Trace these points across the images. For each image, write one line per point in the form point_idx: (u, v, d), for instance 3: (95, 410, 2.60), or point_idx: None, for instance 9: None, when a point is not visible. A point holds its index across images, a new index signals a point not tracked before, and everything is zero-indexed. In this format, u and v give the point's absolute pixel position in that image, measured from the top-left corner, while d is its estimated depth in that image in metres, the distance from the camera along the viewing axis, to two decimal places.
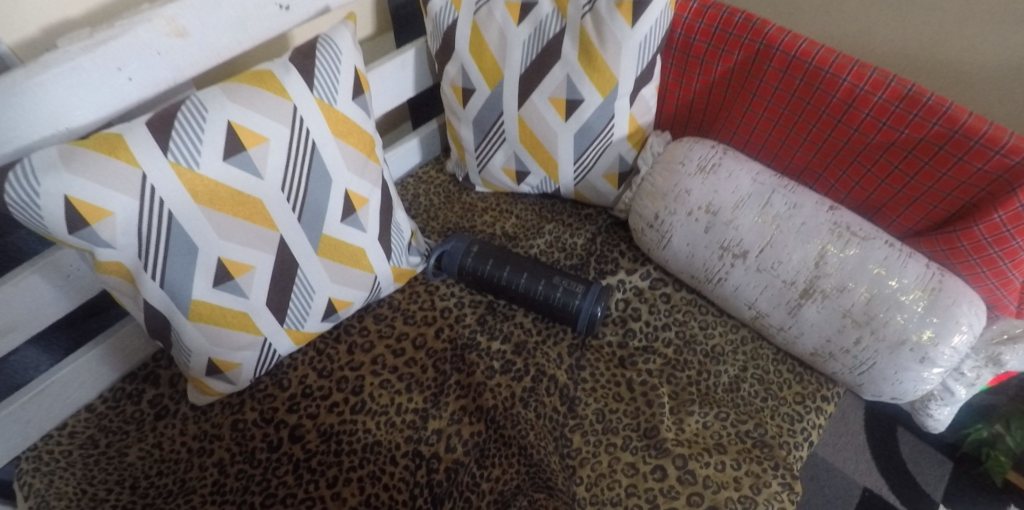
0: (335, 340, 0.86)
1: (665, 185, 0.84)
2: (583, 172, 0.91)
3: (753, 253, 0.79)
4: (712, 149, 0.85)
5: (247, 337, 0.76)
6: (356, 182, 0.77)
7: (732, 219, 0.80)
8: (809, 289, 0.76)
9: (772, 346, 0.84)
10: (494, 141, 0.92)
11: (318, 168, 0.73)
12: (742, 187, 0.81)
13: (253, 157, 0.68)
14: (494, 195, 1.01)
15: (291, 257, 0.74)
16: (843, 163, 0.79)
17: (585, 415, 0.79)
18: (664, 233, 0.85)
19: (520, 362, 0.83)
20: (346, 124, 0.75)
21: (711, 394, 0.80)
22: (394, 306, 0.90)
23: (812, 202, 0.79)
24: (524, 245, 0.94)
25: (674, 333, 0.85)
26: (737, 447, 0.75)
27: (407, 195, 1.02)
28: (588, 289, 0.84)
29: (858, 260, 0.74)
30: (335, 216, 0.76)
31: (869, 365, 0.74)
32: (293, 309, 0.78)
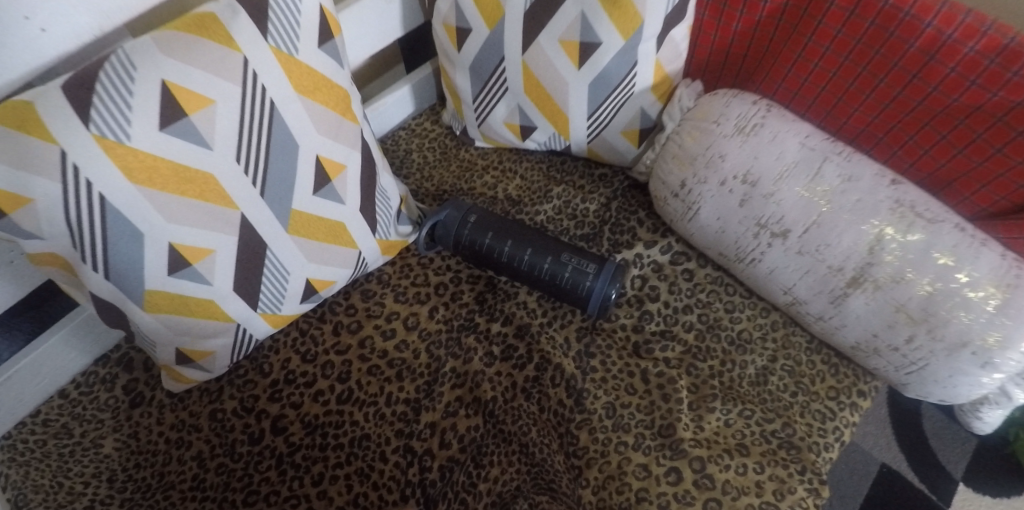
0: (319, 320, 0.78)
1: (696, 148, 0.72)
2: (598, 128, 0.78)
3: (795, 232, 0.68)
4: (753, 105, 0.71)
5: (216, 325, 0.68)
6: (329, 147, 0.66)
7: (774, 192, 0.68)
8: (858, 277, 0.65)
9: (806, 333, 0.75)
10: (495, 90, 0.78)
11: (281, 133, 0.61)
12: (788, 153, 0.68)
13: (197, 124, 0.56)
14: (496, 150, 0.89)
15: (258, 238, 0.64)
16: (912, 127, 0.65)
17: (594, 410, 0.70)
18: (691, 205, 0.74)
19: (523, 348, 0.75)
20: (313, 77, 0.62)
21: (735, 389, 0.72)
22: (383, 281, 0.80)
23: (870, 173, 0.66)
24: (529, 211, 0.83)
25: (697, 317, 0.76)
26: (762, 448, 0.68)
27: (398, 151, 0.90)
28: (601, 268, 0.74)
29: (923, 246, 0.62)
30: (306, 189, 0.65)
31: (920, 365, 0.65)
32: (266, 293, 0.69)
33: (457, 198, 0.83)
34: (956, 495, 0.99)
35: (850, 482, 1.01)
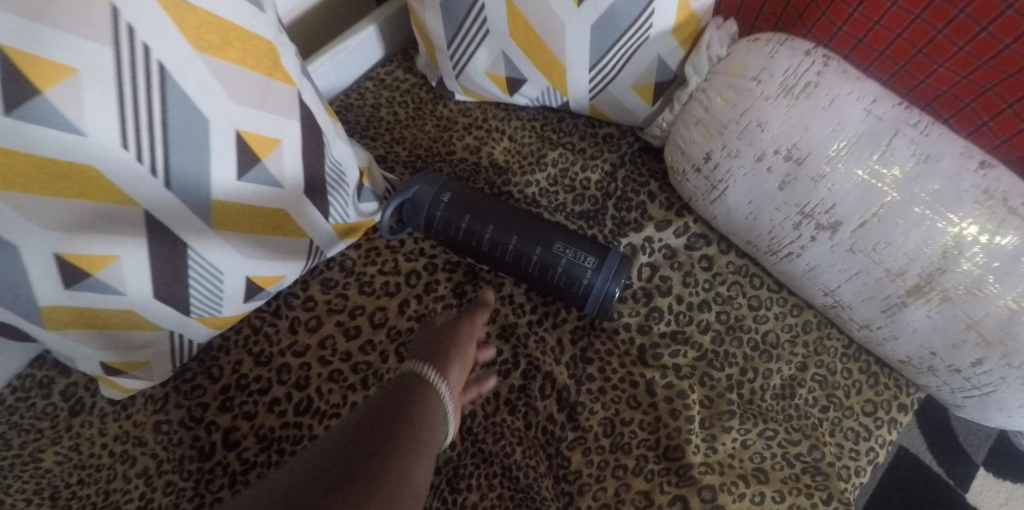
0: (273, 316, 0.66)
1: (726, 113, 0.57)
2: (603, 82, 0.63)
3: (848, 226, 0.54)
4: (806, 56, 0.54)
5: (142, 334, 0.57)
6: (252, 119, 0.51)
7: (825, 174, 0.53)
8: (922, 285, 0.52)
9: (844, 335, 0.63)
10: (473, 32, 0.62)
11: (183, 106, 0.47)
12: (849, 122, 0.53)
13: (58, 103, 0.41)
14: (480, 105, 0.74)
15: (173, 236, 0.52)
16: (1015, 92, 0.49)
17: (590, 427, 0.60)
18: (716, 183, 0.60)
19: (507, 351, 0.63)
20: (220, 30, 0.48)
21: (756, 404, 0.61)
22: (346, 268, 0.68)
23: (953, 152, 0.51)
24: (518, 181, 0.69)
25: (715, 315, 0.64)
26: (783, 473, 0.57)
27: (364, 107, 0.75)
28: (601, 262, 0.61)
29: (1013, 253, 0.48)
30: (227, 174, 0.51)
31: (983, 391, 0.54)
32: (198, 297, 0.57)
33: (431, 170, 0.68)
34: (974, 480, 0.90)
35: None
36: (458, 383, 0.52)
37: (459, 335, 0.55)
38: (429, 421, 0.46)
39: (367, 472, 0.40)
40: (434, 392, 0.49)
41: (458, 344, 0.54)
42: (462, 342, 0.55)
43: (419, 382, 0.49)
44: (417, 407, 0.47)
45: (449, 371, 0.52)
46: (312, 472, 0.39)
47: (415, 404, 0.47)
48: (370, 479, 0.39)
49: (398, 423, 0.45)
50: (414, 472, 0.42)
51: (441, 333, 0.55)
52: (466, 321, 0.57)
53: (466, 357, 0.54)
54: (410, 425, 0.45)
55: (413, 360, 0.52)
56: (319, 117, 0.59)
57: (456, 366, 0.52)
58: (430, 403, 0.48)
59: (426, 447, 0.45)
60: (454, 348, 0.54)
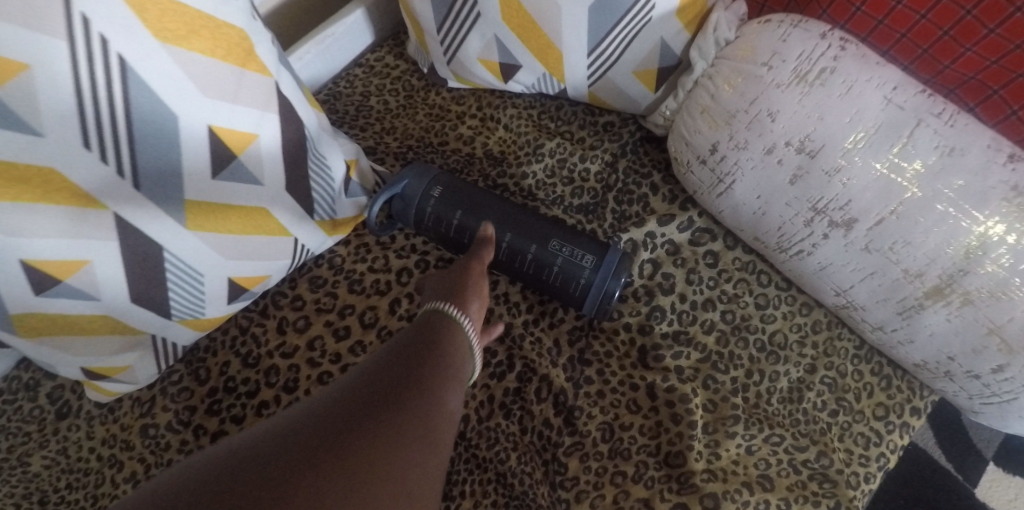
0: (260, 315, 0.64)
1: (734, 101, 0.53)
2: (602, 67, 0.59)
3: (864, 223, 0.50)
4: (821, 39, 0.50)
5: (122, 339, 0.55)
6: (226, 114, 0.48)
7: (840, 168, 0.50)
8: (942, 286, 0.49)
9: (855, 336, 0.60)
10: (463, 15, 0.58)
11: (149, 101, 0.44)
12: (867, 112, 0.49)
13: (9, 102, 0.38)
14: (474, 92, 0.70)
15: (146, 239, 0.49)
16: None
17: (588, 432, 0.57)
18: (723, 176, 0.56)
19: (502, 352, 0.61)
20: (187, 18, 0.44)
21: (762, 408, 0.58)
22: (336, 265, 0.66)
23: (981, 144, 0.47)
24: (513, 172, 0.65)
25: (720, 315, 0.60)
26: (789, 481, 0.55)
27: (354, 95, 0.72)
28: (600, 260, 0.57)
29: None
30: (200, 172, 0.48)
31: (1004, 398, 0.51)
32: (178, 300, 0.54)
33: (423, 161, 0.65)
34: (985, 475, 0.86)
35: None
36: (478, 319, 0.51)
37: (473, 274, 0.53)
38: (455, 355, 0.45)
39: (404, 400, 0.39)
40: (457, 328, 0.47)
41: (473, 281, 0.52)
42: (474, 279, 0.53)
43: (441, 321, 0.47)
44: (441, 341, 0.46)
45: (468, 306, 0.50)
46: (347, 399, 0.38)
47: (441, 339, 0.46)
48: (407, 407, 0.39)
49: (426, 354, 0.43)
50: (447, 399, 0.42)
51: (455, 273, 0.53)
52: (476, 259, 0.55)
53: (481, 293, 0.52)
54: (438, 356, 0.44)
55: (430, 303, 0.50)
56: (299, 109, 0.55)
57: (475, 302, 0.50)
58: (455, 338, 0.47)
59: (456, 379, 0.44)
60: (470, 286, 0.52)
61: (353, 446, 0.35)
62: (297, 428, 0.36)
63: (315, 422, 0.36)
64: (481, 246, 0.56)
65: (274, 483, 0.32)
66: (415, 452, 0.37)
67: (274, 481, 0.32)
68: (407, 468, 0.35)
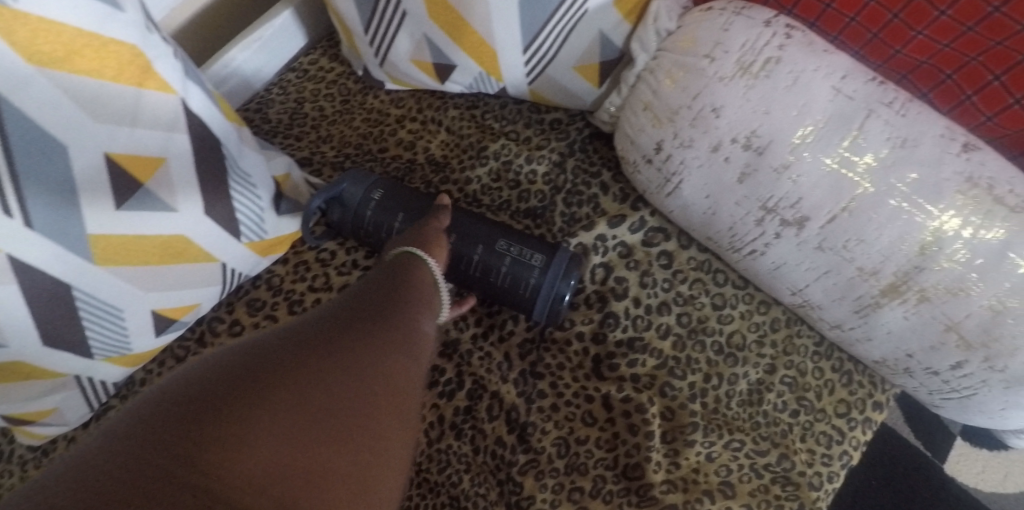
0: (197, 344, 0.60)
1: (676, 97, 0.50)
2: (540, 64, 0.55)
3: (815, 222, 0.48)
4: (765, 28, 0.47)
5: (42, 382, 0.51)
6: (125, 137, 0.45)
7: (788, 164, 0.47)
8: (898, 284, 0.47)
9: (815, 332, 0.59)
10: (389, 14, 0.55)
11: (31, 132, 0.40)
12: (815, 104, 0.46)
13: None
14: (413, 94, 0.66)
15: (50, 278, 0.45)
16: (1003, 62, 0.42)
17: (542, 448, 0.55)
18: (670, 176, 0.53)
19: (451, 370, 0.59)
20: (63, 37, 0.40)
21: (722, 413, 0.56)
22: (274, 285, 0.62)
23: (933, 134, 0.45)
24: (456, 176, 0.62)
25: (676, 318, 0.59)
26: (751, 487, 0.53)
27: (286, 102, 0.68)
28: (549, 260, 0.55)
29: (998, 247, 0.43)
30: (101, 205, 0.45)
31: (963, 393, 0.50)
32: (98, 338, 0.51)
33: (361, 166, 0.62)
34: (953, 450, 0.86)
35: None
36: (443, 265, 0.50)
37: (434, 227, 0.52)
38: (429, 289, 0.46)
39: (381, 324, 0.39)
40: (427, 266, 0.47)
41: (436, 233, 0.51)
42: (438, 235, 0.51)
43: (414, 261, 0.47)
44: (416, 275, 0.46)
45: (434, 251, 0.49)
46: (324, 323, 0.38)
47: (415, 273, 0.46)
48: (385, 331, 0.39)
49: (399, 288, 0.44)
50: (423, 324, 0.42)
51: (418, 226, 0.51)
52: (434, 216, 0.53)
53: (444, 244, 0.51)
54: (413, 288, 0.44)
55: (399, 247, 0.49)
56: (215, 124, 0.52)
57: (439, 247, 0.50)
58: (426, 273, 0.47)
59: (431, 308, 0.45)
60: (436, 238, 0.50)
61: (338, 362, 0.35)
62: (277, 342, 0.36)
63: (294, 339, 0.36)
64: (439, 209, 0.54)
65: (267, 385, 0.32)
66: (398, 368, 0.38)
67: (263, 383, 0.32)
68: (392, 380, 0.37)
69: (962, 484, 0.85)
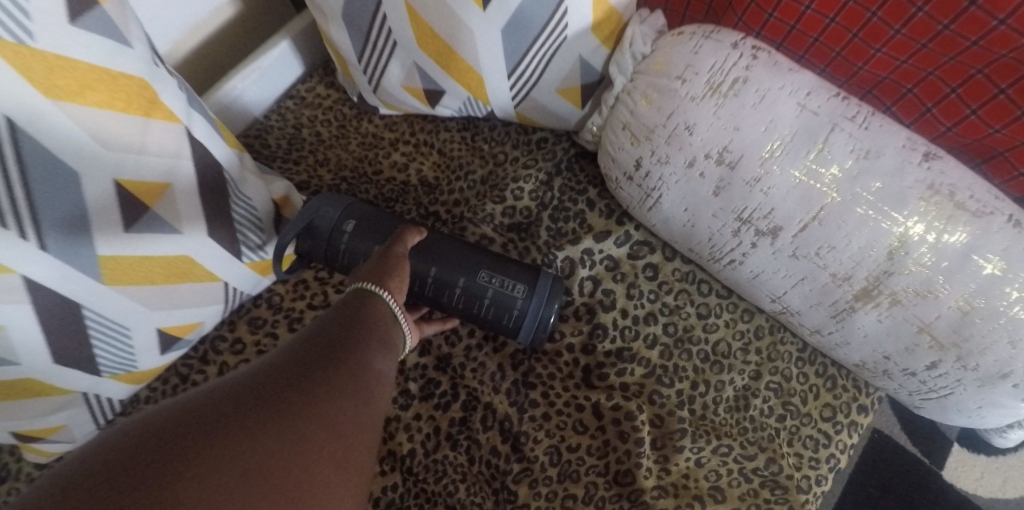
0: (200, 362, 0.63)
1: (652, 116, 0.53)
2: (525, 88, 0.58)
3: (788, 231, 0.50)
4: (732, 50, 0.50)
5: (53, 399, 0.53)
6: (133, 165, 0.48)
7: (760, 177, 0.49)
8: (870, 288, 0.49)
9: (798, 339, 0.61)
10: (381, 45, 0.58)
11: (46, 162, 0.43)
12: (782, 120, 0.49)
13: None
14: (406, 118, 0.70)
15: (63, 298, 0.48)
16: (958, 75, 0.46)
17: (536, 457, 0.57)
18: (651, 191, 0.56)
19: (445, 382, 0.60)
20: (76, 72, 0.43)
21: (709, 419, 0.58)
22: (275, 304, 0.65)
23: (895, 145, 0.47)
24: (447, 198, 0.65)
25: (662, 328, 0.61)
26: (740, 491, 0.55)
27: (285, 128, 0.71)
28: (532, 288, 0.56)
29: (961, 250, 0.45)
30: (111, 229, 0.48)
31: (941, 393, 0.51)
32: (105, 355, 0.54)
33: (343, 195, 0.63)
34: (950, 457, 0.87)
35: None
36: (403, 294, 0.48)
37: (394, 256, 0.49)
38: (385, 323, 0.43)
39: (330, 365, 0.37)
40: (384, 299, 0.45)
41: (397, 262, 0.48)
42: (399, 263, 0.49)
43: (370, 295, 0.44)
44: (372, 310, 0.44)
45: (391, 280, 0.46)
46: (269, 367, 0.36)
47: (371, 307, 0.43)
48: (334, 372, 0.37)
49: (353, 326, 0.41)
50: (378, 363, 0.40)
51: (378, 256, 0.49)
52: (399, 244, 0.51)
53: (405, 274, 0.48)
54: (369, 324, 0.42)
55: (358, 279, 0.46)
56: (218, 153, 0.56)
57: (397, 276, 0.47)
58: (384, 307, 0.44)
59: (388, 345, 0.42)
60: (396, 267, 0.48)
61: (279, 412, 0.33)
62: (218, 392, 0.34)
63: (235, 387, 0.34)
64: (407, 232, 0.53)
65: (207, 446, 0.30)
66: (348, 411, 0.36)
67: (196, 447, 0.30)
68: (342, 426, 0.35)
69: (961, 490, 0.86)
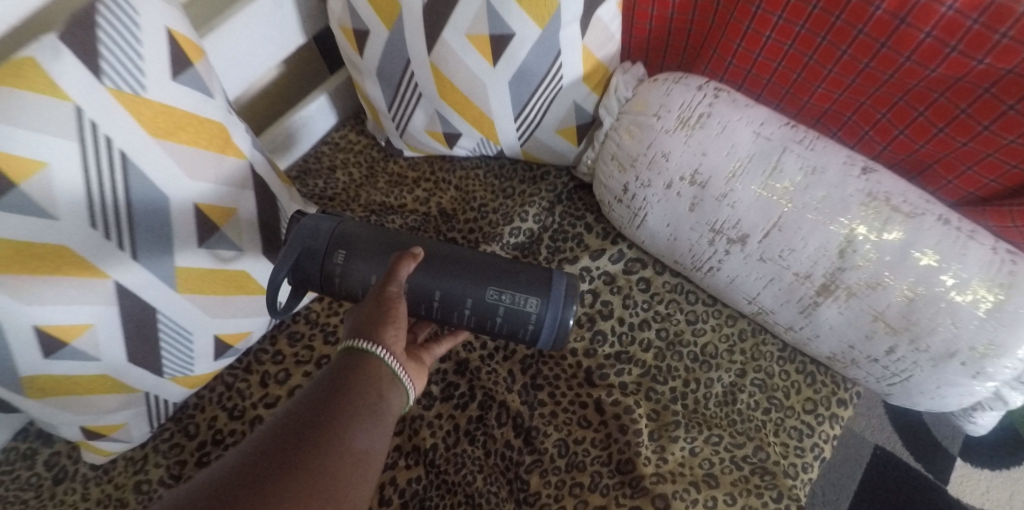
0: (245, 371, 0.71)
1: (635, 147, 0.63)
2: (529, 129, 0.69)
3: (754, 238, 0.59)
4: (698, 91, 0.61)
5: (122, 397, 0.61)
6: (209, 192, 0.58)
7: (727, 193, 0.59)
8: (828, 284, 0.57)
9: (778, 340, 0.68)
10: (408, 97, 0.70)
11: (143, 187, 0.54)
12: (740, 146, 0.59)
13: (32, 194, 0.48)
14: (427, 159, 0.81)
15: (143, 303, 0.57)
16: (885, 103, 0.56)
17: (545, 449, 0.63)
18: (637, 210, 0.65)
19: (464, 384, 0.68)
20: (173, 116, 0.54)
21: (701, 412, 0.65)
22: (311, 320, 0.74)
23: (837, 162, 0.57)
24: (463, 226, 0.75)
25: (655, 333, 0.68)
26: (732, 477, 0.60)
27: (321, 169, 0.82)
28: (545, 300, 0.57)
29: (900, 246, 0.54)
30: (187, 244, 0.58)
31: (903, 377, 0.58)
32: (169, 358, 0.62)
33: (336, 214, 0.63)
34: (954, 471, 0.92)
35: (840, 469, 0.92)
36: (401, 344, 0.48)
37: (390, 299, 0.49)
38: (374, 390, 0.45)
39: (313, 446, 0.39)
40: (377, 362, 0.46)
41: (393, 311, 0.49)
42: (395, 309, 0.49)
43: (362, 358, 0.46)
44: (364, 376, 0.45)
45: (386, 334, 0.47)
46: (259, 447, 0.39)
47: (361, 375, 0.45)
48: (315, 454, 0.39)
49: (340, 399, 0.43)
50: (361, 441, 0.41)
51: (375, 304, 0.49)
52: (394, 282, 0.50)
53: (400, 319, 0.49)
54: (356, 396, 0.43)
55: (352, 336, 0.47)
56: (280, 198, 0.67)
57: (394, 325, 0.48)
58: (377, 371, 0.46)
59: (376, 417, 0.44)
60: (390, 315, 0.48)
61: (256, 505, 0.35)
62: (208, 481, 0.37)
63: (224, 475, 0.37)
64: (402, 260, 0.52)
65: None
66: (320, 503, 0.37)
67: None
68: None
69: (968, 504, 0.89)
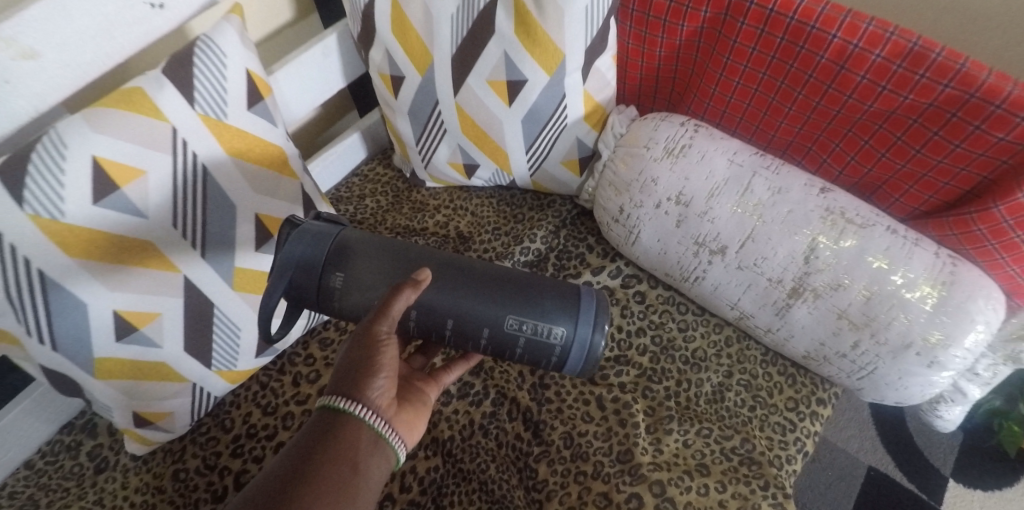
0: (278, 372, 0.79)
1: (629, 174, 0.74)
2: (538, 161, 0.81)
3: (732, 248, 0.68)
4: (681, 127, 0.73)
5: (174, 386, 0.68)
6: (267, 203, 0.69)
7: (707, 210, 0.69)
8: (797, 287, 0.66)
9: (760, 345, 0.76)
10: (434, 133, 0.82)
11: (216, 196, 0.64)
12: (717, 171, 0.69)
13: (130, 195, 0.58)
14: (447, 190, 0.92)
15: (203, 297, 0.66)
16: (836, 135, 0.67)
17: (552, 441, 0.70)
18: (632, 229, 0.75)
19: (479, 383, 0.75)
20: (243, 137, 0.65)
21: (692, 408, 0.72)
22: (341, 328, 0.82)
23: (799, 184, 0.67)
24: (478, 247, 0.84)
25: (650, 339, 0.76)
26: (722, 466, 0.66)
27: (352, 197, 0.93)
28: (571, 331, 0.58)
29: (856, 251, 0.63)
30: (245, 247, 0.67)
31: (869, 370, 0.65)
32: (219, 351, 0.69)
33: (335, 222, 0.64)
34: (947, 492, 0.96)
35: (837, 489, 0.97)
36: (385, 399, 0.51)
37: (380, 344, 0.51)
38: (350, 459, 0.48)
39: None
40: (358, 424, 0.49)
41: (379, 363, 0.51)
42: (382, 359, 0.51)
43: (343, 417, 0.49)
44: (344, 443, 0.48)
45: (370, 391, 0.50)
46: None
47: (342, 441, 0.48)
48: None
49: (317, 470, 0.46)
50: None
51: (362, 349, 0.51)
52: (386, 323, 0.52)
53: (387, 369, 0.51)
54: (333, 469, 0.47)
55: (337, 390, 0.50)
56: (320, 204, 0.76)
57: (378, 382, 0.51)
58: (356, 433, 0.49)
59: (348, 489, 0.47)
60: (377, 367, 0.51)
61: None
62: None
63: None
64: (401, 290, 0.53)
65: None
66: None
67: None
68: None
69: None
